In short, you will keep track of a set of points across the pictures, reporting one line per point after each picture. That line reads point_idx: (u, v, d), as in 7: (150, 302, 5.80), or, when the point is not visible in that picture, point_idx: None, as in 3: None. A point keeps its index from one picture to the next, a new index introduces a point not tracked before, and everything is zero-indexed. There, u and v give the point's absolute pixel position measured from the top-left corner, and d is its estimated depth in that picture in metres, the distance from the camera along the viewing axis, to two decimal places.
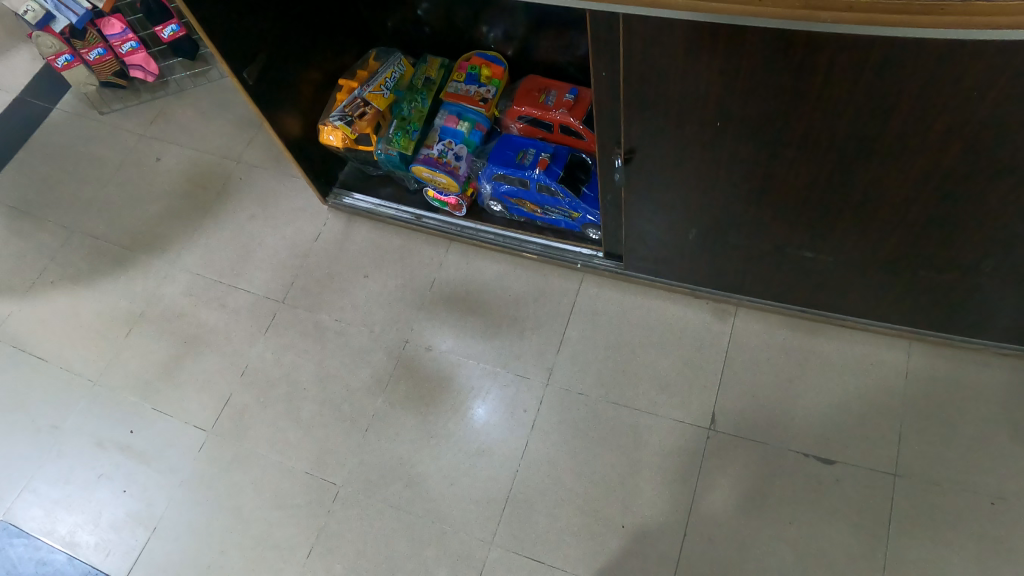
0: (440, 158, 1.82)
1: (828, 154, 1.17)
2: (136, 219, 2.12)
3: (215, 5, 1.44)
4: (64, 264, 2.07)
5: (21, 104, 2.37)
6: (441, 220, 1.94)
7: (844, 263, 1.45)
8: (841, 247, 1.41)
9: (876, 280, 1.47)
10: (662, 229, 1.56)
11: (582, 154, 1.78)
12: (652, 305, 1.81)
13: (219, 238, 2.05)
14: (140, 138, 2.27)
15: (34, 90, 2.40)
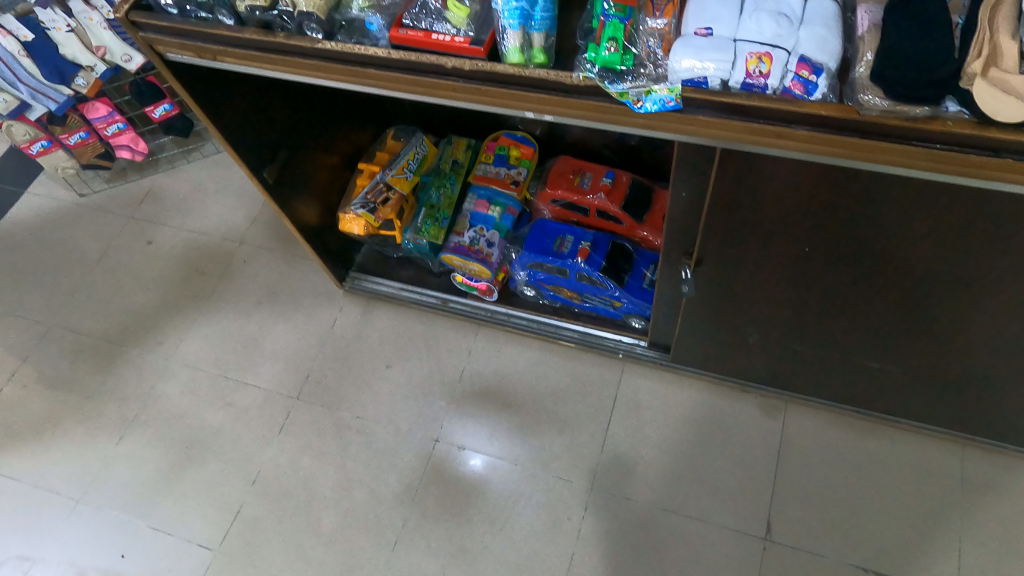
0: (472, 246, 1.71)
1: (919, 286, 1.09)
2: (126, 312, 1.97)
3: (236, 105, 1.30)
4: (44, 365, 1.90)
5: None
6: (470, 304, 1.82)
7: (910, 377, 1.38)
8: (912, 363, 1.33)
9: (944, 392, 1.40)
10: (717, 332, 1.47)
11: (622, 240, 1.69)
12: (697, 400, 1.72)
13: (224, 330, 1.90)
14: (129, 222, 2.13)
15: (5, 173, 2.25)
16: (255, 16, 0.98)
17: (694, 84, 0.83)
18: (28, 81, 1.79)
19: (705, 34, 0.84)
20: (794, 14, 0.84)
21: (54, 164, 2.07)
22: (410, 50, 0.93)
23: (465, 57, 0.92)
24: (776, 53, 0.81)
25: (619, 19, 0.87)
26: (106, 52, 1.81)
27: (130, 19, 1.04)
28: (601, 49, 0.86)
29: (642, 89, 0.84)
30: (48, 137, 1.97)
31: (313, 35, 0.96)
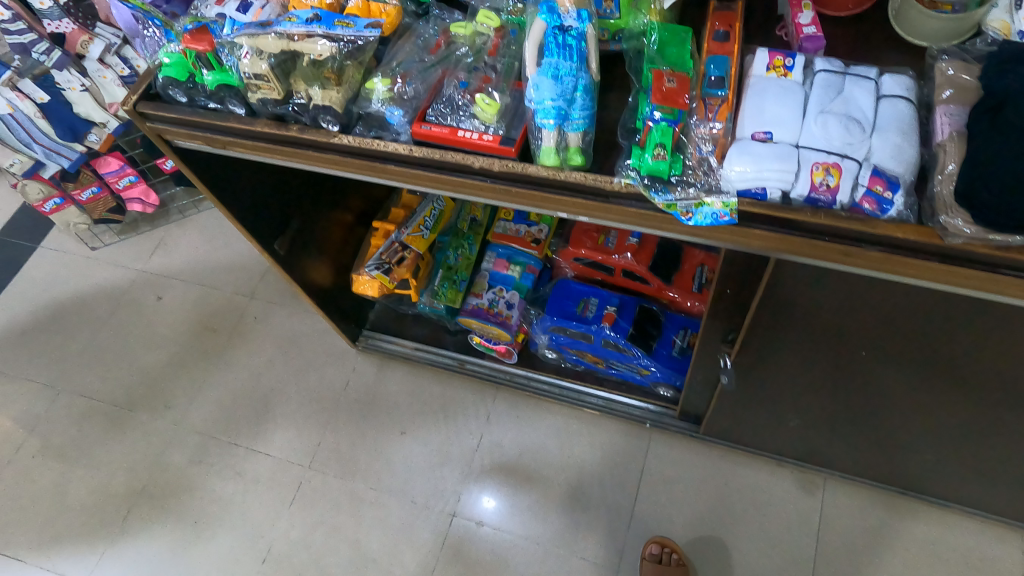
0: (491, 308, 1.61)
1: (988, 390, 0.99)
2: (136, 375, 1.92)
3: (249, 178, 1.24)
4: (53, 433, 1.85)
5: (5, 248, 2.19)
6: (489, 366, 1.70)
7: (969, 468, 1.27)
8: (973, 457, 1.22)
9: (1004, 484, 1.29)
10: (755, 412, 1.38)
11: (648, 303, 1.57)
12: (733, 473, 1.61)
13: (235, 394, 1.84)
14: (140, 279, 2.09)
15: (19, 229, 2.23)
16: (266, 109, 0.92)
17: (751, 196, 0.77)
18: (43, 140, 1.78)
19: (764, 139, 0.77)
20: (864, 119, 0.77)
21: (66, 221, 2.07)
22: (435, 147, 0.85)
23: (494, 157, 0.84)
24: (846, 164, 0.75)
25: (670, 123, 0.77)
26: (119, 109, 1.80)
27: (139, 110, 0.99)
28: (647, 154, 0.77)
29: (692, 201, 0.76)
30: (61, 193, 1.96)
31: (329, 128, 0.88)
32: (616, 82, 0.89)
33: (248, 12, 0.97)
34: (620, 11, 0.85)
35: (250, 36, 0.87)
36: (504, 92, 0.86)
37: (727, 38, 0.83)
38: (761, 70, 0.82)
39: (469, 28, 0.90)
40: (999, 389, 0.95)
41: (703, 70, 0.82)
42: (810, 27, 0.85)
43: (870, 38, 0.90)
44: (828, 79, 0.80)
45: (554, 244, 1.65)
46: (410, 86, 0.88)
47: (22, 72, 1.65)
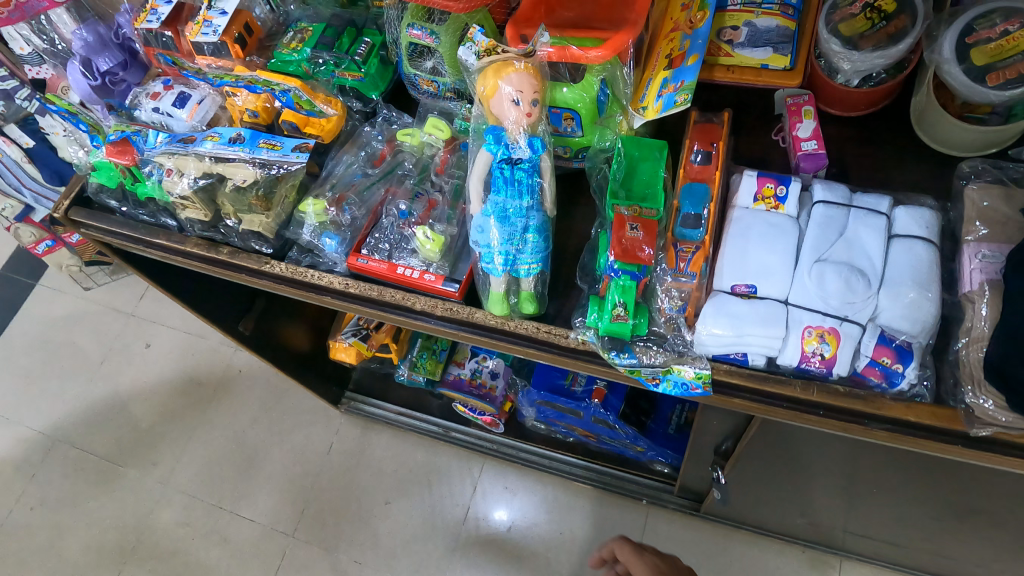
0: (473, 379, 1.46)
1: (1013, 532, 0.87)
2: (125, 428, 1.87)
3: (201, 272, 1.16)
4: (42, 488, 1.81)
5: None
6: (474, 435, 1.59)
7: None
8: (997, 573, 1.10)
9: None
10: (758, 505, 1.26)
11: None
12: (740, 552, 1.49)
13: (222, 452, 1.78)
14: (132, 323, 2.03)
15: (14, 266, 2.19)
16: (194, 231, 0.83)
17: (731, 361, 0.66)
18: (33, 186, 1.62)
19: (746, 293, 0.66)
20: (870, 270, 0.65)
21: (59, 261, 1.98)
22: (373, 282, 0.75)
23: (437, 296, 0.74)
24: (844, 330, 0.63)
25: (631, 279, 0.65)
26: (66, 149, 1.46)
27: (72, 218, 0.91)
28: (606, 313, 0.66)
29: (658, 367, 0.67)
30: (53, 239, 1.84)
31: (260, 250, 0.80)
32: (584, 202, 0.78)
33: (185, 105, 0.91)
34: (582, 129, 0.73)
35: (172, 155, 0.79)
36: (453, 221, 0.76)
37: (708, 161, 0.71)
38: (747, 201, 0.71)
39: (417, 137, 0.79)
40: None
41: (676, 202, 0.70)
42: (811, 142, 0.74)
43: (887, 145, 0.78)
44: (827, 215, 0.68)
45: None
46: (347, 211, 0.79)
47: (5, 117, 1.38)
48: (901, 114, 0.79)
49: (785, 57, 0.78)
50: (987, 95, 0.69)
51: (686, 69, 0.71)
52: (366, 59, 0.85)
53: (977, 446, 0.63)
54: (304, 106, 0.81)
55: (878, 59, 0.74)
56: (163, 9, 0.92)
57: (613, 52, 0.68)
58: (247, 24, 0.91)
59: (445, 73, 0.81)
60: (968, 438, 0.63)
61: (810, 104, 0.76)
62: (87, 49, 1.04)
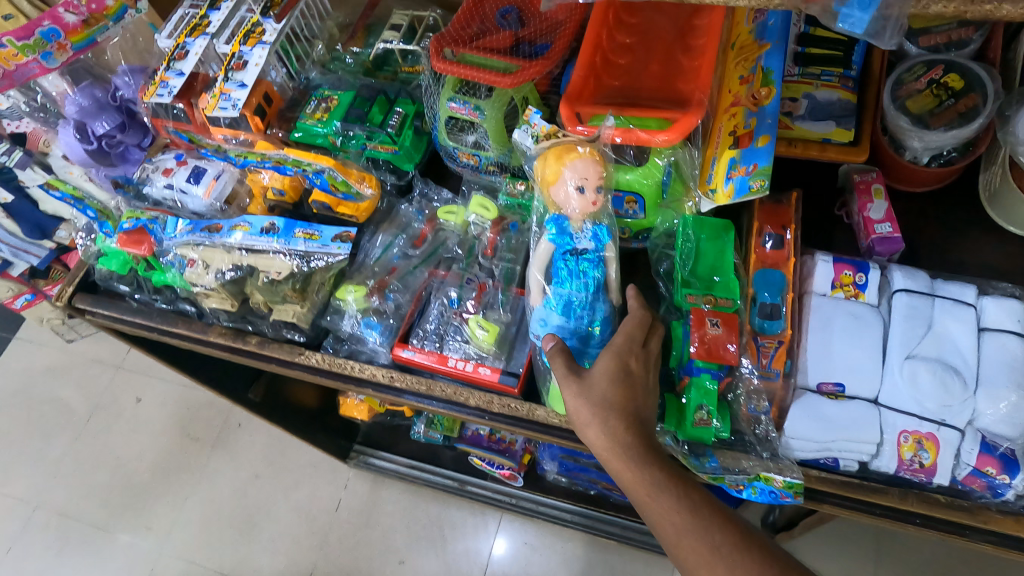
0: (492, 434, 1.37)
1: None
2: (116, 490, 1.77)
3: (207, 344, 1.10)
4: (26, 557, 1.70)
5: None
6: (491, 488, 1.49)
7: None
8: None
9: None
10: None
11: None
12: None
13: (221, 512, 1.69)
14: (120, 376, 1.94)
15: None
16: (217, 321, 0.77)
17: (820, 464, 0.62)
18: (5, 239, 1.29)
19: (834, 392, 0.62)
20: (964, 368, 0.62)
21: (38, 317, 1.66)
22: (420, 374, 0.70)
23: (493, 391, 0.68)
24: (943, 435, 0.60)
25: (712, 379, 0.60)
26: None
27: (73, 305, 0.84)
28: (688, 420, 0.61)
29: (745, 474, 0.60)
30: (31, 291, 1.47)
31: (292, 339, 0.74)
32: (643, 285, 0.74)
33: (200, 181, 0.86)
34: (645, 212, 0.69)
35: (197, 247, 0.74)
36: (504, 307, 0.70)
37: (781, 246, 0.67)
38: (824, 288, 0.66)
39: (461, 214, 0.75)
40: None
41: (752, 291, 0.65)
42: (885, 224, 0.70)
43: (953, 221, 0.76)
44: (911, 305, 0.64)
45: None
46: (390, 298, 0.73)
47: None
48: (966, 189, 0.76)
49: (849, 131, 0.74)
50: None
51: (758, 150, 0.65)
52: (400, 130, 0.80)
53: None
54: (341, 186, 0.75)
55: (950, 138, 0.71)
56: (174, 82, 0.85)
57: (680, 135, 0.64)
58: (266, 94, 0.85)
59: (488, 147, 0.76)
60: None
61: (880, 182, 0.72)
62: (82, 114, 0.98)
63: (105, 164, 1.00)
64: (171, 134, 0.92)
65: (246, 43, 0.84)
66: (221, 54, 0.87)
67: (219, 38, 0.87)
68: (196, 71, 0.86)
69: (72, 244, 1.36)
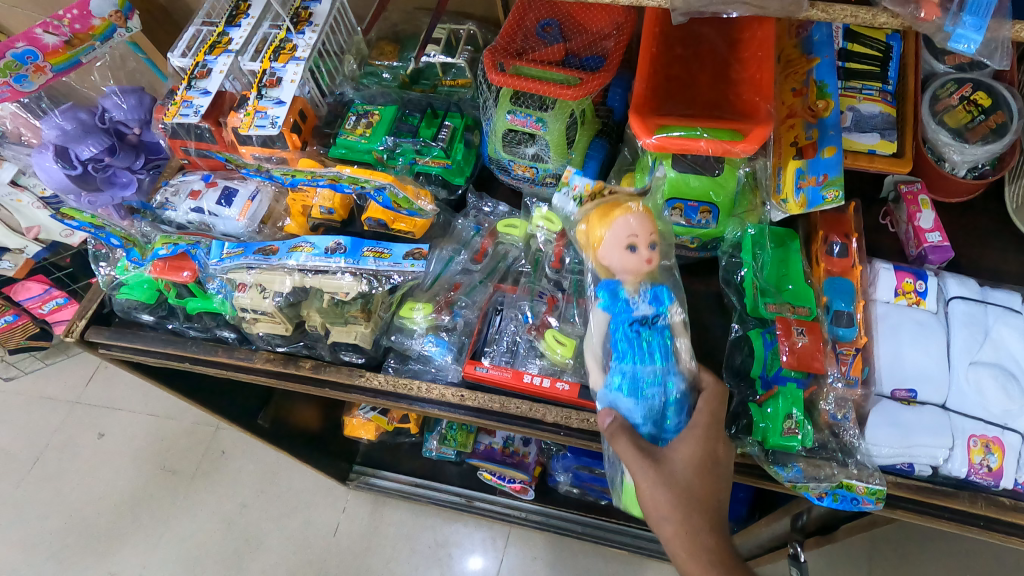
0: (506, 448, 1.36)
1: None
2: (80, 530, 1.61)
3: None
4: None
5: None
6: (500, 503, 1.49)
7: None
8: None
9: None
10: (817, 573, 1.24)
11: None
12: None
13: (206, 545, 1.57)
14: (77, 410, 1.79)
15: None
16: (268, 345, 0.74)
17: (894, 469, 0.64)
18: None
19: (907, 398, 0.65)
20: (1021, 373, 0.66)
21: None
22: (492, 391, 0.69)
23: (567, 406, 0.67)
24: (1007, 439, 0.63)
25: (798, 388, 0.63)
26: (39, 232, 1.30)
27: (89, 339, 0.79)
28: (777, 424, 0.62)
29: (830, 483, 0.62)
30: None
31: (351, 362, 0.72)
32: (703, 288, 0.76)
33: (232, 203, 0.83)
34: (718, 221, 0.70)
35: (251, 269, 0.71)
36: (577, 319, 0.70)
37: (846, 253, 0.70)
38: (887, 295, 0.69)
39: (522, 228, 0.74)
40: None
41: (824, 299, 0.68)
42: (934, 233, 0.74)
43: (985, 230, 0.80)
44: (968, 312, 0.68)
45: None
46: (458, 315, 0.72)
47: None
48: (993, 199, 0.82)
49: (893, 143, 0.78)
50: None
51: (826, 160, 0.69)
52: (451, 145, 0.80)
53: None
54: (403, 203, 0.73)
55: (986, 152, 0.76)
56: (199, 101, 0.80)
57: (756, 144, 0.66)
58: (301, 111, 0.82)
59: (548, 159, 0.77)
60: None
61: (925, 193, 0.76)
62: (60, 136, 0.83)
63: (88, 190, 0.85)
64: (191, 154, 0.87)
65: (277, 60, 0.80)
66: (245, 70, 0.83)
67: (243, 55, 0.82)
68: (223, 90, 0.81)
69: (15, 274, 1.37)
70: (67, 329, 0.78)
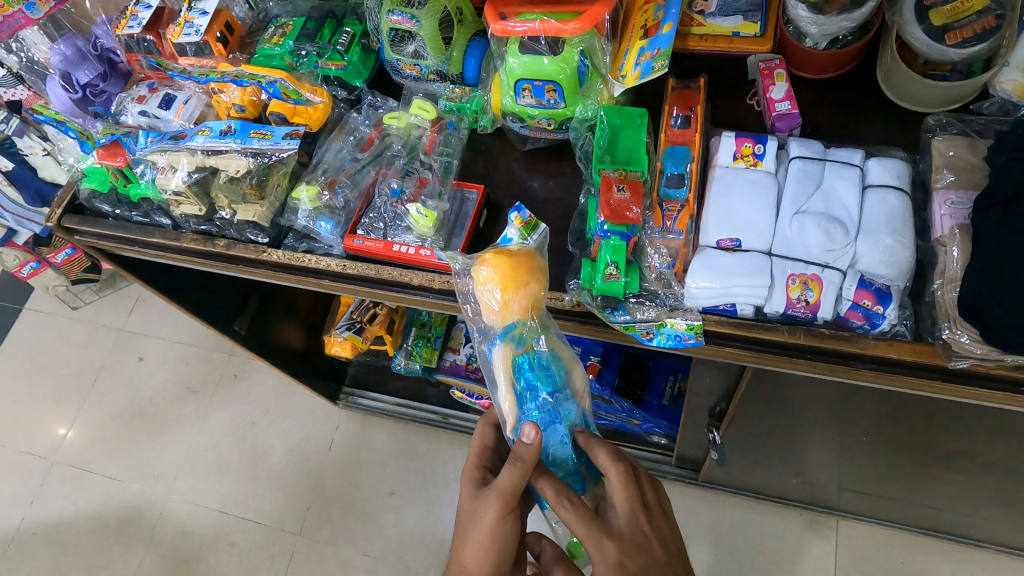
0: (469, 364, 1.47)
1: (982, 462, 0.95)
2: (125, 442, 1.89)
3: (207, 277, 1.22)
4: (46, 507, 1.82)
5: None
6: (472, 420, 1.61)
7: (966, 513, 1.23)
8: (971, 506, 1.17)
9: (1000, 527, 1.25)
10: (761, 471, 1.30)
11: (634, 350, 1.43)
12: (738, 518, 1.55)
13: (222, 457, 1.79)
14: (122, 337, 2.07)
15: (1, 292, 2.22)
16: (190, 226, 0.85)
17: (720, 311, 0.69)
18: (13, 209, 1.75)
19: (731, 247, 0.69)
20: (848, 219, 0.69)
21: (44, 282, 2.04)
22: (369, 261, 0.78)
23: (434, 271, 0.76)
24: (826, 276, 0.67)
25: (621, 238, 0.68)
26: None
27: (65, 225, 0.92)
28: (598, 274, 0.68)
29: (653, 321, 0.69)
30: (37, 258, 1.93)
31: (257, 240, 0.82)
32: (569, 170, 0.81)
33: (172, 106, 0.91)
34: (565, 101, 0.75)
35: (164, 152, 0.81)
36: (443, 198, 0.78)
37: (688, 124, 0.75)
38: (727, 160, 0.74)
39: (403, 118, 0.82)
40: (1006, 454, 0.89)
41: (660, 164, 0.73)
42: (784, 102, 0.77)
43: (858, 105, 0.82)
44: (803, 169, 0.72)
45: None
46: (340, 194, 0.81)
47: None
48: (865, 76, 0.83)
49: (755, 24, 0.81)
50: (947, 53, 0.72)
51: (661, 36, 0.72)
52: (348, 48, 0.86)
53: (958, 380, 0.66)
54: (291, 96, 0.83)
55: (843, 24, 0.75)
56: (143, 14, 0.93)
57: (591, 24, 0.70)
58: (228, 24, 0.93)
59: (427, 56, 0.81)
60: (948, 372, 0.67)
61: (782, 67, 0.79)
62: (65, 63, 1.10)
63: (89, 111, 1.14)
64: (144, 68, 0.98)
65: None
66: None
67: None
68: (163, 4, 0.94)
69: None
70: (47, 215, 0.91)
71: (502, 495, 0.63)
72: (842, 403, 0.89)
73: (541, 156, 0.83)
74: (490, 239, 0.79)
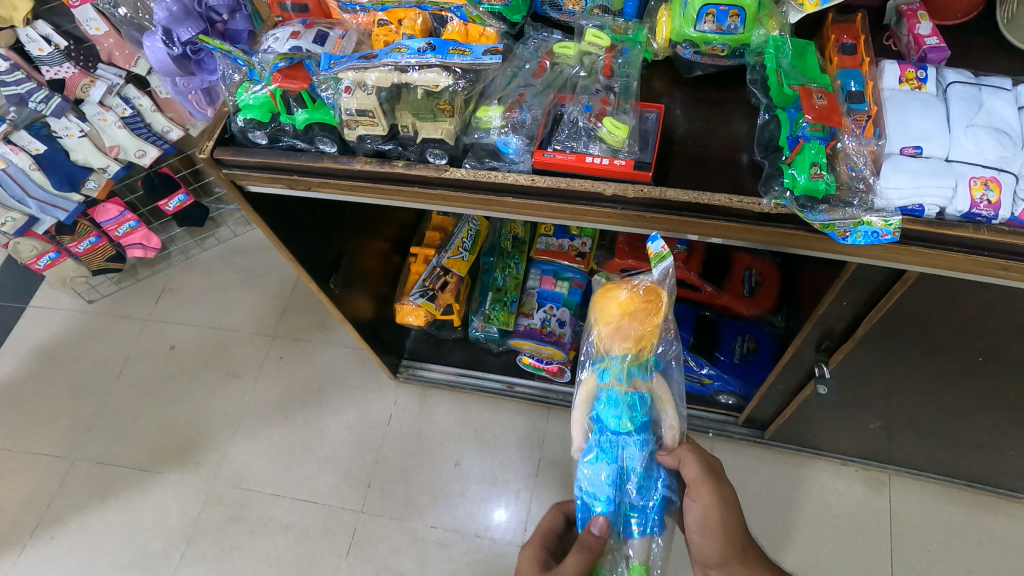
0: (544, 329, 1.47)
1: None
2: (157, 430, 1.78)
3: (312, 230, 1.19)
4: (69, 504, 1.68)
5: None
6: (538, 387, 1.65)
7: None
8: None
9: None
10: (839, 421, 1.36)
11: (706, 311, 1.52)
12: (795, 477, 1.57)
13: (272, 440, 1.73)
14: (146, 325, 1.97)
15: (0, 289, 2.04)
16: (370, 145, 0.87)
17: (907, 212, 0.75)
18: (38, 195, 1.61)
19: (914, 154, 0.77)
20: (1013, 132, 0.77)
21: (62, 277, 1.85)
22: (560, 176, 0.80)
23: (626, 182, 0.79)
24: (1003, 179, 0.74)
25: (821, 140, 0.75)
26: (121, 152, 1.64)
27: (214, 157, 0.91)
28: (803, 174, 0.73)
29: (851, 220, 0.75)
30: (56, 248, 1.77)
31: (437, 161, 0.84)
32: (733, 98, 0.87)
33: (326, 42, 0.90)
34: (745, 27, 0.81)
35: (353, 69, 0.81)
36: (629, 113, 0.83)
37: (856, 52, 0.84)
38: (893, 84, 0.82)
39: (576, 49, 0.88)
40: None
41: (839, 83, 0.82)
42: (932, 37, 0.85)
43: (981, 47, 0.91)
44: (965, 91, 0.80)
45: (601, 257, 1.46)
46: (527, 112, 0.86)
47: (17, 123, 1.51)
48: (985, 23, 0.93)
49: None
50: None
51: None
52: None
53: None
54: (476, 21, 0.88)
55: None
56: None
57: None
58: None
59: None
60: None
61: (922, 10, 0.88)
62: (170, 19, 1.12)
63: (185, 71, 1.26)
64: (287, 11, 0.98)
65: None
66: None
67: None
68: None
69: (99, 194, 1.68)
70: (198, 147, 0.90)
71: (695, 486, 0.84)
72: (966, 327, 0.96)
73: (705, 83, 0.88)
74: (669, 157, 0.82)
